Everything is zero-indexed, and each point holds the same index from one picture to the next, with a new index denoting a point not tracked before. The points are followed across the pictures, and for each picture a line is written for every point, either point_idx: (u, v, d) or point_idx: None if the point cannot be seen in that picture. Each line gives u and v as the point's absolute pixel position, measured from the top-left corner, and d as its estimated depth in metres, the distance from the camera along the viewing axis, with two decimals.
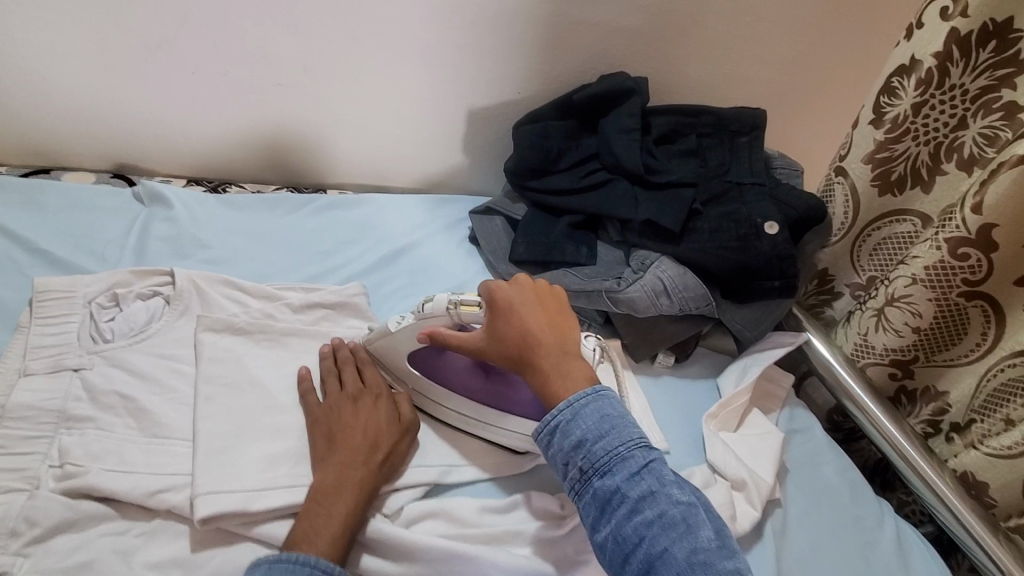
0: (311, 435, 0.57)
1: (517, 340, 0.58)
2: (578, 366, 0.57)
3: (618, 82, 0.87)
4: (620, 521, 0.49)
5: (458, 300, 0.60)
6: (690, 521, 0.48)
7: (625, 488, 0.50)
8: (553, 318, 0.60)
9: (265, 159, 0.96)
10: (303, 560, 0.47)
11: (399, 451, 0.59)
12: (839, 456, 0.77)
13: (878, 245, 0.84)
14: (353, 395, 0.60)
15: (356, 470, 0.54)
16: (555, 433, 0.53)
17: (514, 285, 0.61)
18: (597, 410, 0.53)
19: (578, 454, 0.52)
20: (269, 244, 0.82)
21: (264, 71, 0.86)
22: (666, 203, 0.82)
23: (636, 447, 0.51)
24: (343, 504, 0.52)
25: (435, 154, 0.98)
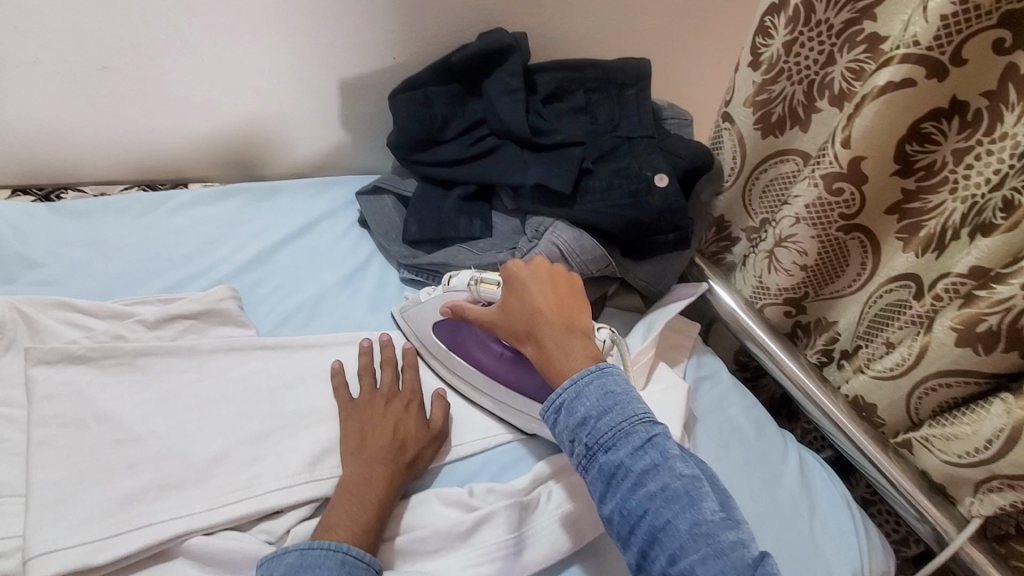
0: (345, 429, 0.57)
1: (524, 318, 0.57)
2: (586, 347, 0.54)
3: (496, 37, 0.81)
4: (625, 495, 0.46)
5: (479, 275, 0.63)
6: (695, 494, 0.46)
7: (629, 462, 0.47)
8: (567, 299, 0.58)
9: (110, 156, 0.84)
10: (335, 545, 0.46)
11: (425, 458, 0.57)
12: (743, 396, 0.80)
13: (767, 186, 0.85)
14: (386, 396, 0.60)
15: (382, 465, 0.53)
16: (559, 410, 0.50)
17: (527, 267, 0.60)
18: (601, 385, 0.50)
19: (582, 430, 0.49)
20: (118, 252, 0.71)
21: (84, 53, 0.73)
22: (556, 165, 0.78)
23: (640, 420, 0.48)
24: (374, 498, 0.51)
25: (311, 132, 0.89)
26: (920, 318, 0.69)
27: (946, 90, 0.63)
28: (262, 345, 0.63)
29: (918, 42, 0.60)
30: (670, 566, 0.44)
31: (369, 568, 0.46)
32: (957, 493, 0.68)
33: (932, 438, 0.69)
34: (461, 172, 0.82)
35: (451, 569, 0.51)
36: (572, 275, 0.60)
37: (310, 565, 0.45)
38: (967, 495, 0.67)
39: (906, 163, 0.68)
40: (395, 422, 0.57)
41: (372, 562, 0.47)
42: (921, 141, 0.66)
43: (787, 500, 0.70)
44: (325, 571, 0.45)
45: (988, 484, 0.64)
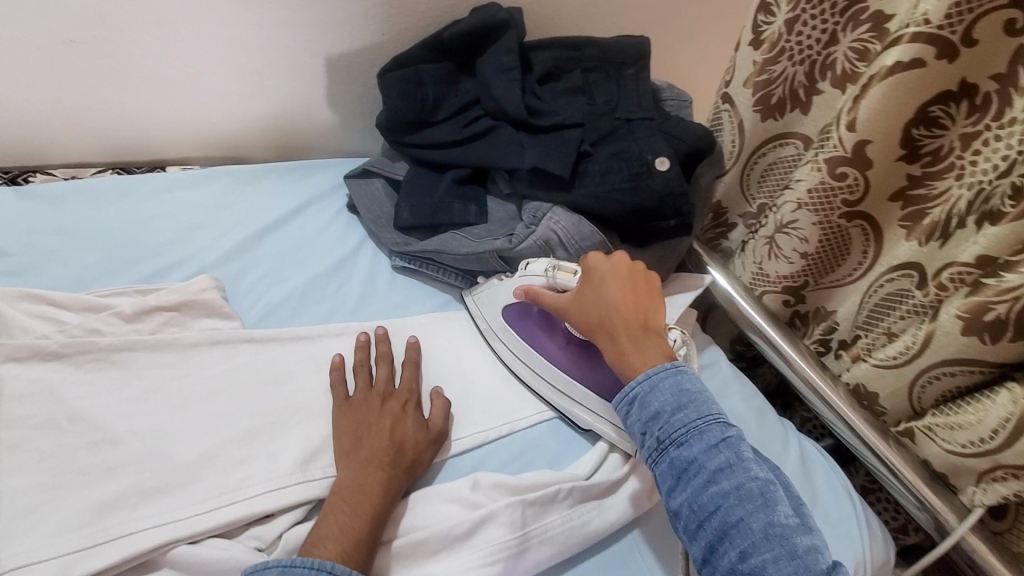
0: (338, 431, 0.54)
1: (599, 311, 0.59)
2: (656, 348, 0.55)
3: (490, 12, 0.77)
4: (696, 490, 0.47)
5: (555, 264, 0.65)
6: (768, 497, 0.46)
7: (702, 458, 0.48)
8: (641, 297, 0.59)
9: (79, 137, 0.79)
10: (318, 566, 0.43)
11: (423, 461, 0.54)
12: (743, 385, 0.79)
13: (766, 170, 0.83)
14: (382, 395, 0.57)
15: (379, 470, 0.51)
16: (633, 402, 0.52)
17: (605, 261, 0.62)
18: (676, 383, 0.51)
19: (655, 424, 0.50)
20: (90, 241, 0.67)
21: (43, 25, 0.67)
22: (553, 148, 0.75)
23: (714, 421, 0.49)
24: (367, 506, 0.48)
25: (295, 112, 0.85)
26: (923, 307, 0.68)
27: (956, 72, 0.61)
28: (247, 338, 0.59)
29: (929, 20, 0.58)
30: (739, 563, 0.44)
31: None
32: (959, 481, 0.68)
33: (934, 428, 0.68)
34: (454, 155, 0.78)
35: (451, 573, 0.49)
36: (648, 274, 0.62)
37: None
38: (970, 484, 0.66)
39: (912, 148, 0.66)
40: (392, 424, 0.54)
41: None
42: (928, 125, 0.65)
43: None
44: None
45: (993, 473, 0.63)
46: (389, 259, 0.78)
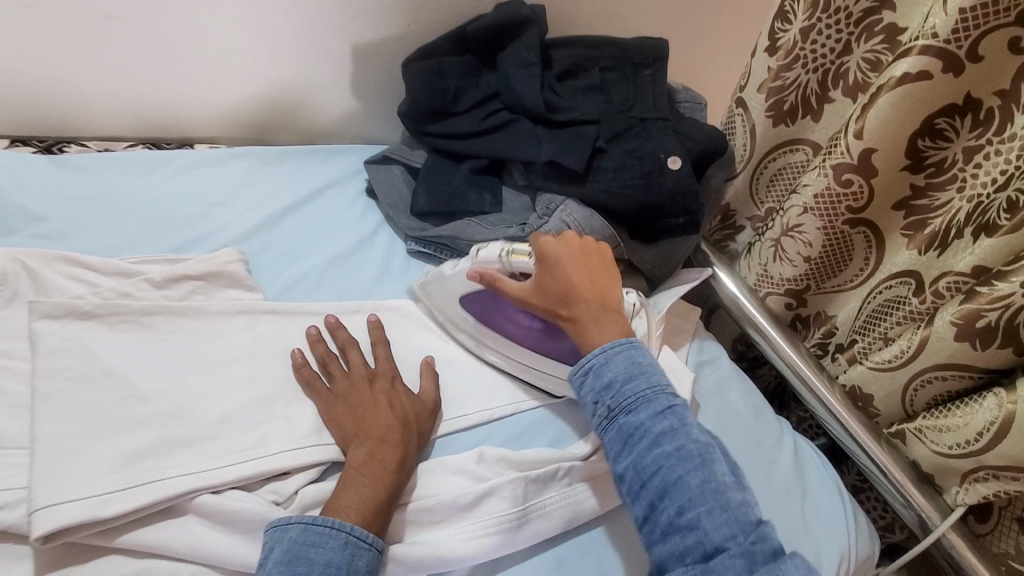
0: (332, 419, 0.55)
1: (558, 290, 0.60)
2: (617, 321, 0.58)
3: (513, 9, 0.80)
4: (643, 452, 0.51)
5: (510, 248, 0.63)
6: (706, 457, 0.51)
7: (649, 424, 0.51)
8: (597, 274, 0.62)
9: (111, 111, 0.81)
10: (339, 525, 0.46)
11: (425, 431, 0.58)
12: (742, 382, 0.81)
13: (774, 176, 0.86)
14: (367, 376, 0.58)
15: (393, 446, 0.52)
16: (587, 373, 0.55)
17: (559, 242, 0.63)
18: (629, 355, 0.55)
19: (607, 393, 0.53)
20: (122, 210, 0.70)
21: (86, 1, 0.70)
22: (569, 143, 0.77)
23: (661, 389, 0.53)
24: (389, 477, 0.50)
25: (320, 97, 0.88)
26: (919, 313, 0.70)
27: (962, 86, 0.63)
28: (269, 309, 0.62)
29: (937, 34, 0.60)
30: (678, 517, 0.48)
31: (371, 549, 0.46)
32: (942, 482, 0.70)
33: (924, 429, 0.70)
34: (473, 146, 0.81)
35: (452, 540, 0.51)
36: (601, 250, 0.64)
37: (313, 543, 0.44)
38: (953, 485, 0.68)
39: (917, 158, 0.68)
40: (390, 400, 0.56)
41: (374, 541, 0.46)
42: (933, 137, 0.66)
43: (781, 484, 0.71)
44: (327, 550, 0.44)
45: (976, 474, 0.65)
46: (405, 244, 0.81)
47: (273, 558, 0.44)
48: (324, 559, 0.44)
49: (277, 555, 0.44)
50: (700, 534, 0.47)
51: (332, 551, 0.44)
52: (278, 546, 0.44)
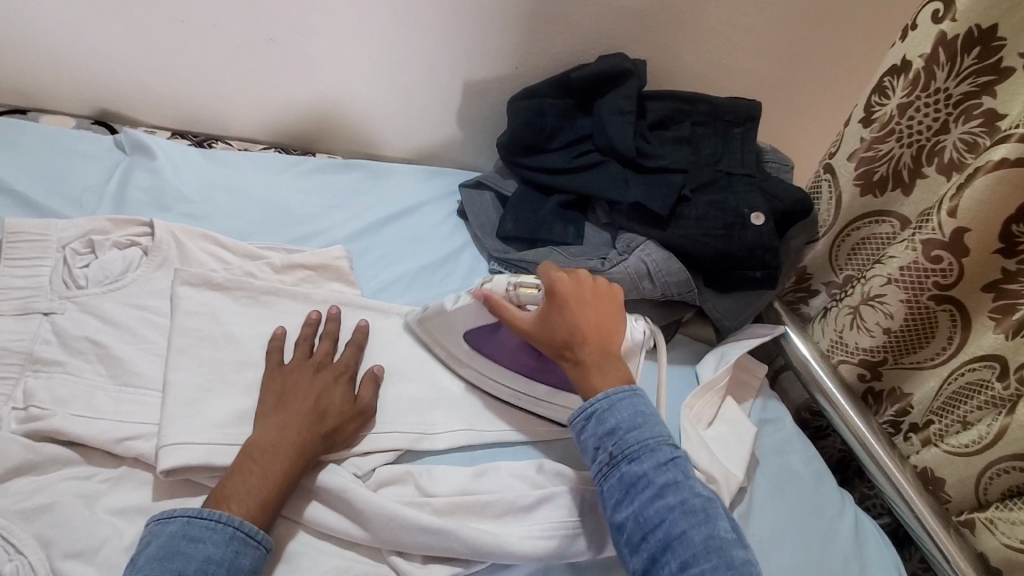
0: (261, 394, 0.55)
1: (566, 333, 0.59)
2: (618, 367, 0.58)
3: (617, 62, 0.86)
4: (644, 503, 0.51)
5: (518, 281, 0.63)
6: (710, 512, 0.51)
7: (651, 474, 0.52)
8: (606, 316, 0.61)
9: (255, 118, 0.93)
10: (226, 520, 0.45)
11: (345, 433, 0.56)
12: (806, 446, 0.80)
13: (857, 245, 0.85)
14: (316, 365, 0.58)
15: (297, 435, 0.52)
16: (589, 418, 0.56)
17: (568, 279, 0.62)
18: (632, 403, 0.56)
19: (608, 439, 0.54)
20: (253, 202, 0.80)
21: (255, 25, 0.82)
22: (655, 188, 0.82)
23: (664, 440, 0.54)
24: (279, 468, 0.49)
25: (427, 123, 0.96)
26: (1001, 400, 0.69)
27: None
28: (366, 305, 0.69)
29: None
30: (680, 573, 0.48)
31: (258, 547, 0.46)
32: None
33: (994, 520, 0.69)
34: (564, 180, 0.86)
35: (514, 535, 0.54)
36: (612, 291, 0.64)
37: (195, 537, 0.44)
38: None
39: (1011, 243, 0.67)
40: (320, 393, 0.56)
41: (262, 540, 0.46)
42: None
43: (840, 558, 0.69)
44: (209, 545, 0.44)
45: None
46: (487, 264, 0.86)
47: (147, 552, 0.43)
48: (203, 554, 0.44)
49: (153, 549, 0.43)
50: None
51: (214, 547, 0.44)
52: (155, 539, 0.44)
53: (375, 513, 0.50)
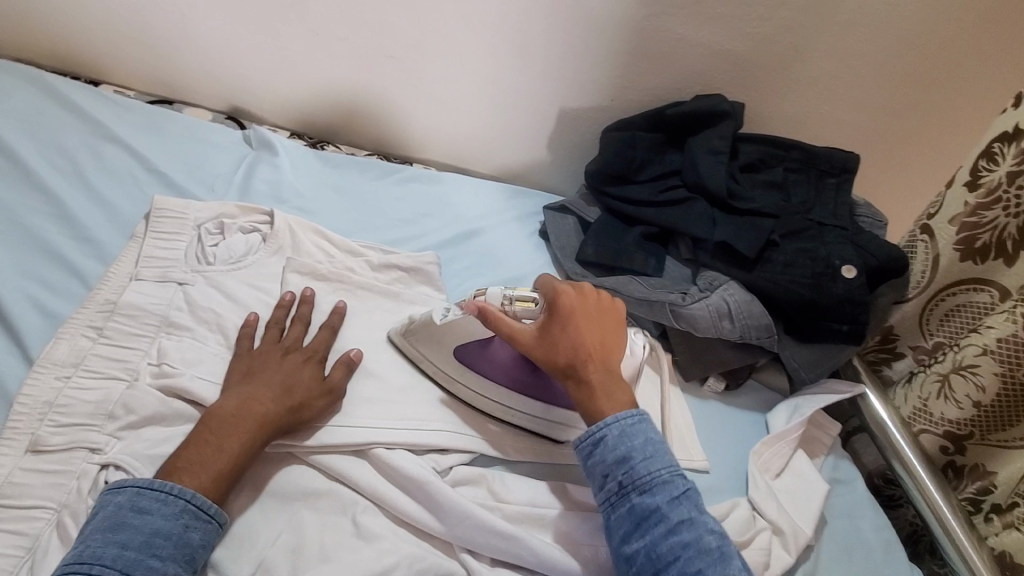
0: (230, 370, 0.56)
1: (568, 351, 0.59)
2: (623, 388, 0.59)
3: (715, 103, 0.87)
4: (657, 538, 0.51)
5: (514, 295, 0.61)
6: (723, 551, 0.51)
7: (665, 508, 0.52)
8: (609, 333, 0.62)
9: (362, 125, 1.00)
10: (176, 492, 0.46)
11: (306, 411, 0.54)
12: (878, 514, 0.76)
13: (951, 311, 0.82)
14: (288, 347, 0.59)
15: (254, 414, 0.52)
16: (601, 445, 0.55)
17: (574, 295, 0.63)
18: (642, 431, 0.56)
19: (621, 468, 0.54)
20: (357, 203, 0.86)
21: (379, 42, 0.89)
22: (745, 229, 0.82)
23: (677, 473, 0.54)
24: (231, 442, 0.50)
25: (520, 144, 1.01)
26: None
27: None
28: None
29: None
30: None
31: (208, 523, 0.47)
32: None
33: None
34: (648, 213, 0.87)
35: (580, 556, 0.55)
36: (616, 308, 0.65)
37: (142, 509, 0.45)
38: None
39: None
40: (287, 376, 0.56)
41: (215, 515, 0.47)
42: None
43: None
44: (156, 519, 0.45)
45: None
46: None
47: (94, 523, 0.44)
48: (150, 528, 0.45)
49: (102, 519, 0.44)
50: None
51: (161, 519, 0.45)
52: (102, 510, 0.45)
53: (452, 506, 0.53)
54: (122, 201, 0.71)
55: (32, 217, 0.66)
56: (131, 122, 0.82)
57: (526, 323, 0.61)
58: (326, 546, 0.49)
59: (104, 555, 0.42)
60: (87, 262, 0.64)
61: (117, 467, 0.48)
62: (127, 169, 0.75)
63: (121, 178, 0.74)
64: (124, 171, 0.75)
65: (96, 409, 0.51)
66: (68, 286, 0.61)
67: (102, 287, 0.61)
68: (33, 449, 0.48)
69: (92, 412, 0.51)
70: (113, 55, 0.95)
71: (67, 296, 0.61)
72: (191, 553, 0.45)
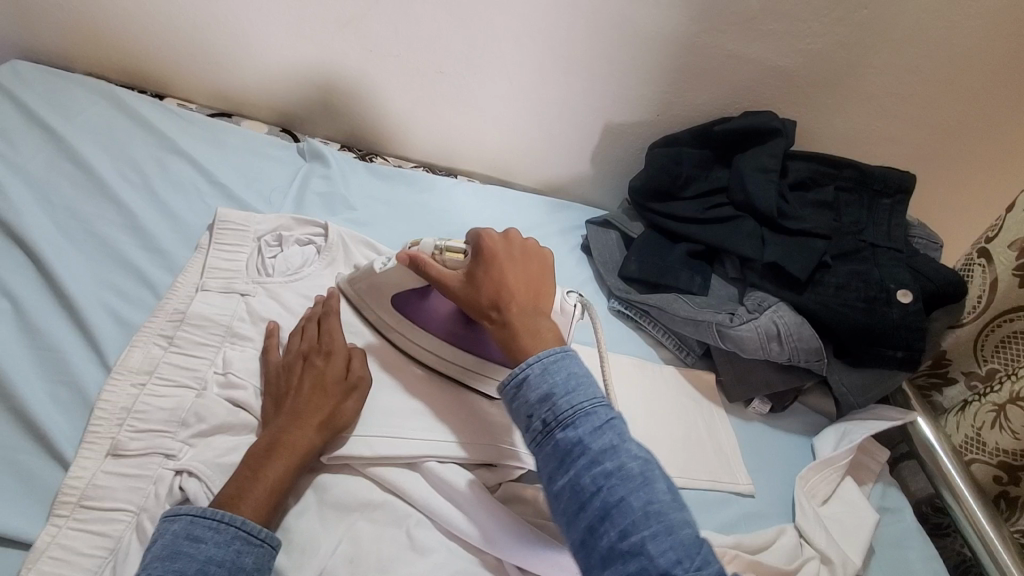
0: (264, 394, 0.57)
1: (491, 292, 0.57)
2: (547, 326, 0.56)
3: (766, 120, 0.86)
4: (580, 471, 0.46)
5: (443, 245, 0.60)
6: (648, 475, 0.45)
7: (587, 440, 0.47)
8: (534, 276, 0.60)
9: (408, 137, 1.02)
10: (226, 520, 0.46)
11: (336, 421, 0.55)
12: (929, 546, 0.74)
13: (1007, 339, 0.78)
14: (306, 352, 0.59)
15: (289, 438, 0.52)
16: (523, 384, 0.50)
17: (501, 240, 0.61)
18: (564, 365, 0.51)
19: (543, 405, 0.49)
20: (405, 215, 0.88)
21: (429, 58, 0.91)
22: (795, 250, 0.81)
23: (601, 403, 0.49)
24: (270, 472, 0.50)
25: (563, 158, 1.01)
26: None
27: None
28: None
29: None
30: (620, 541, 0.43)
31: (262, 546, 0.46)
32: None
33: None
34: (693, 230, 0.87)
35: None
36: (541, 251, 0.63)
37: (196, 537, 0.45)
38: None
39: None
40: (310, 387, 0.56)
41: (265, 538, 0.47)
42: None
43: None
44: (211, 545, 0.45)
45: None
46: (608, 301, 0.89)
47: (151, 552, 0.44)
48: (205, 554, 0.44)
49: (158, 547, 0.44)
50: (644, 561, 0.42)
51: (215, 547, 0.45)
52: (160, 539, 0.45)
53: (504, 521, 0.54)
54: (188, 213, 0.74)
55: (106, 227, 0.69)
56: (194, 135, 0.85)
57: (455, 269, 0.60)
58: (383, 558, 0.51)
59: None
60: (157, 272, 0.67)
61: (190, 475, 0.50)
62: (192, 181, 0.79)
63: (186, 190, 0.77)
64: (188, 183, 0.78)
65: (170, 416, 0.53)
66: (140, 295, 0.64)
67: (172, 296, 0.63)
68: (113, 453, 0.51)
69: (166, 419, 0.53)
70: (175, 69, 0.99)
71: (140, 305, 0.64)
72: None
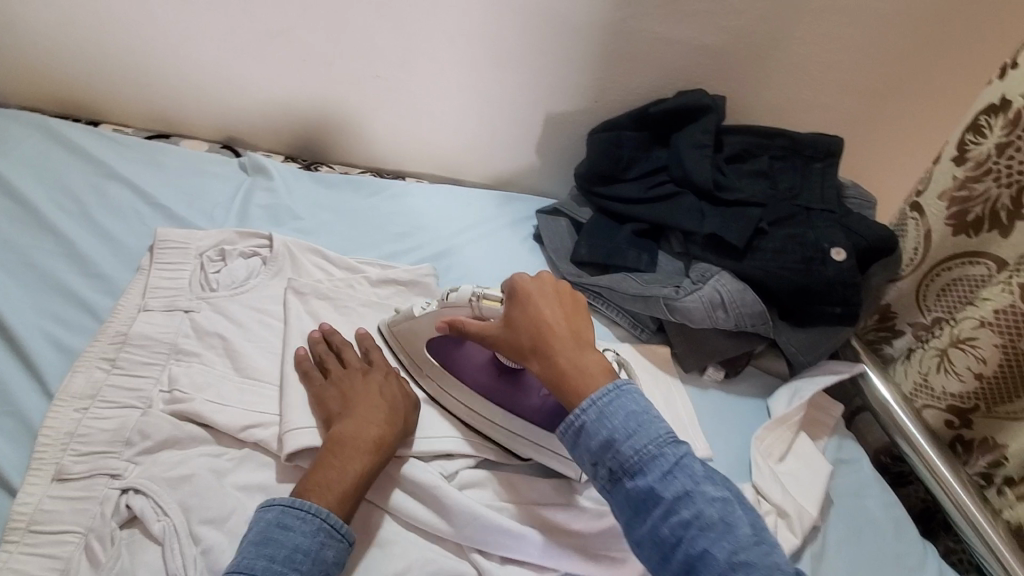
0: (318, 407, 0.58)
1: (533, 334, 0.58)
2: (594, 359, 0.56)
3: (697, 97, 0.89)
4: (656, 521, 0.49)
5: (480, 292, 0.62)
6: (727, 519, 0.48)
7: (658, 488, 0.49)
8: (572, 314, 0.60)
9: (352, 143, 1.03)
10: (315, 512, 0.49)
11: (407, 425, 0.59)
12: (885, 492, 0.77)
13: (946, 286, 0.81)
14: (362, 369, 0.62)
15: (369, 435, 0.55)
16: (582, 435, 0.53)
17: (535, 279, 0.62)
18: (621, 407, 0.53)
19: (607, 454, 0.51)
20: (354, 221, 0.88)
21: (365, 64, 0.92)
22: (733, 220, 0.83)
23: (665, 445, 0.51)
24: (355, 464, 0.53)
25: (508, 153, 1.03)
26: None
27: None
28: None
29: None
30: None
31: (342, 540, 0.50)
32: None
33: None
34: (638, 210, 0.89)
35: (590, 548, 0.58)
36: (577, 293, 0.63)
37: (287, 526, 0.48)
38: None
39: None
40: (379, 392, 0.60)
41: (346, 534, 0.50)
42: None
43: None
44: (297, 534, 0.48)
45: None
46: None
47: (248, 537, 0.48)
48: (293, 543, 0.48)
49: (253, 533, 0.48)
50: None
51: (302, 536, 0.48)
52: (255, 525, 0.49)
53: (460, 509, 0.55)
54: (128, 236, 0.74)
55: (43, 256, 0.69)
56: (131, 157, 0.85)
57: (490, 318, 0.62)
58: None
59: (255, 567, 0.46)
60: (97, 297, 0.67)
61: (137, 492, 0.51)
62: (130, 204, 0.78)
63: (126, 214, 0.77)
64: (126, 206, 0.78)
65: (113, 436, 0.54)
66: (81, 321, 0.64)
67: (114, 319, 0.63)
68: (58, 478, 0.51)
69: (110, 439, 0.54)
70: (109, 95, 0.98)
71: (81, 330, 0.63)
72: (327, 568, 0.48)
